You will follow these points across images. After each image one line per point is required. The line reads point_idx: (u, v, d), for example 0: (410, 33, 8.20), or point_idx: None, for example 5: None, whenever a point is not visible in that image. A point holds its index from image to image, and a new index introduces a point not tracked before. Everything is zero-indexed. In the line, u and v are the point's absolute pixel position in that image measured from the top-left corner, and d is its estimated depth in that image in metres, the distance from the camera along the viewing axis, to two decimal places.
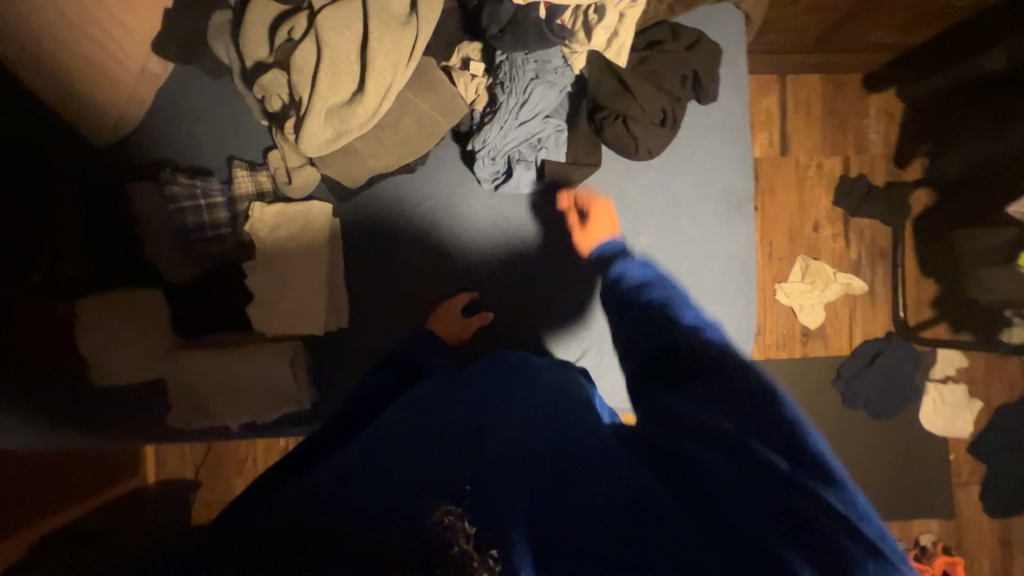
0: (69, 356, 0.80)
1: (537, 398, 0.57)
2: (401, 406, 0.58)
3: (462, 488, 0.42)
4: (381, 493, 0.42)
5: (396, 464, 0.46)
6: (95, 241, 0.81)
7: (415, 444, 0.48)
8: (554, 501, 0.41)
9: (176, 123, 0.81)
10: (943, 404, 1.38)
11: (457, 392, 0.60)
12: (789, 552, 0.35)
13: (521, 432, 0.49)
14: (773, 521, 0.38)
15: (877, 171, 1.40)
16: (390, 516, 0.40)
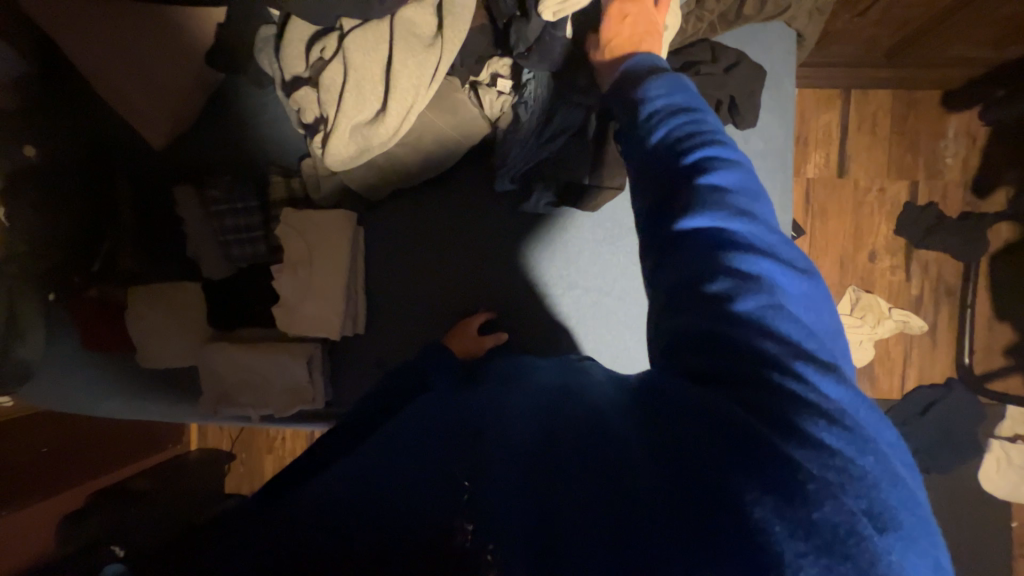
0: (119, 339, 0.88)
1: (534, 395, 0.56)
2: (400, 424, 0.59)
3: (461, 489, 0.45)
4: (380, 491, 0.47)
5: (398, 465, 0.50)
6: (147, 235, 0.88)
7: (429, 444, 0.54)
8: (535, 485, 0.42)
9: (224, 129, 0.87)
10: (1009, 465, 1.23)
11: (454, 407, 0.60)
12: (759, 507, 0.32)
13: (520, 419, 0.50)
14: (759, 478, 0.33)
15: (951, 200, 1.26)
16: (389, 513, 0.44)
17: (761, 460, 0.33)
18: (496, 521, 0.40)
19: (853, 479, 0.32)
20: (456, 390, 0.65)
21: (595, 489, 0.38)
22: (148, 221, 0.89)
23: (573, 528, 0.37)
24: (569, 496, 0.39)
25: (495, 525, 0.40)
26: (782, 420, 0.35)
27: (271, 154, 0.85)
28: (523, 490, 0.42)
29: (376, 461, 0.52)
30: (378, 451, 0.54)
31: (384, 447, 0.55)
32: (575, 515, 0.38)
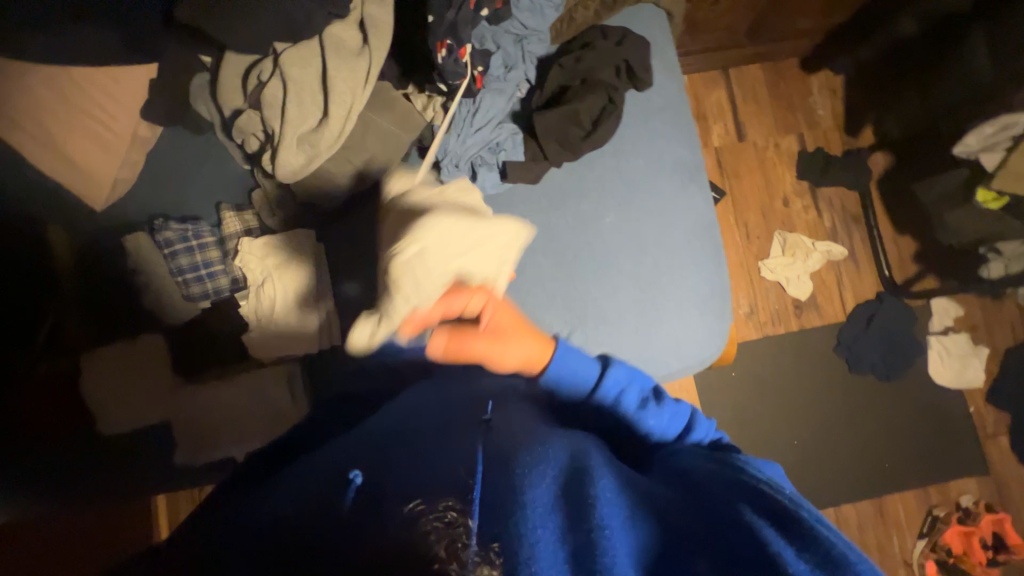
0: (72, 412, 0.82)
1: (528, 405, 0.60)
2: (382, 426, 0.57)
3: (466, 482, 0.42)
4: (384, 502, 0.42)
5: (396, 466, 0.47)
6: (96, 297, 0.85)
7: (425, 441, 0.51)
8: (576, 484, 0.43)
9: (167, 182, 0.89)
10: (949, 356, 1.37)
11: (441, 394, 0.62)
12: (781, 538, 0.40)
13: (527, 427, 0.53)
14: (775, 520, 0.43)
15: (833, 143, 1.46)
16: (379, 513, 0.41)
17: (772, 511, 0.44)
18: (525, 513, 0.38)
19: (837, 534, 0.43)
20: (434, 381, 0.67)
21: (631, 510, 0.43)
22: (94, 284, 0.85)
23: (613, 518, 0.40)
24: (604, 498, 0.42)
25: (526, 516, 0.38)
26: (773, 494, 0.47)
27: (220, 195, 0.88)
28: (556, 484, 0.43)
29: (363, 461, 0.48)
30: (357, 454, 0.51)
31: (363, 452, 0.51)
32: (619, 515, 0.41)
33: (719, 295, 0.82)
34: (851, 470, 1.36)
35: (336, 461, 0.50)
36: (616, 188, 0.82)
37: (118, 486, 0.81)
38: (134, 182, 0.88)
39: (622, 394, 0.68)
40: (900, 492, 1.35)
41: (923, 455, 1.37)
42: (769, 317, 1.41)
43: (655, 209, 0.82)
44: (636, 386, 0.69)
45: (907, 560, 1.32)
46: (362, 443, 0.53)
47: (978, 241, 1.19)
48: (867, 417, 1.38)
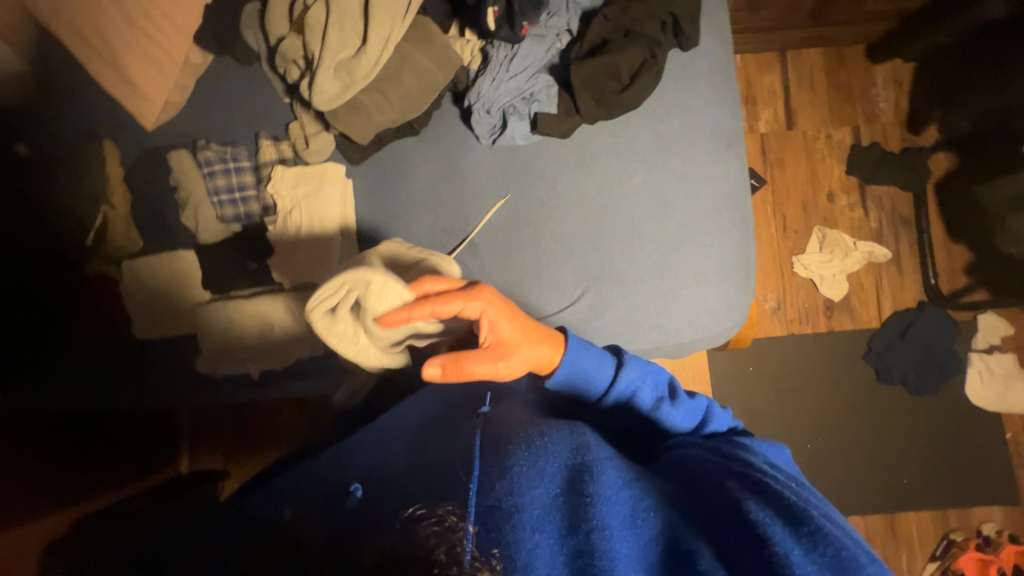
0: (108, 315, 0.89)
1: (526, 406, 0.64)
2: (396, 434, 0.63)
3: (465, 489, 0.45)
4: (382, 511, 0.46)
5: (399, 474, 0.52)
6: (140, 212, 0.91)
7: (433, 447, 0.56)
8: (572, 486, 0.46)
9: (210, 108, 0.92)
10: (990, 376, 1.28)
11: (454, 399, 0.69)
12: (782, 533, 0.42)
13: (525, 421, 0.56)
14: (776, 510, 0.45)
15: (891, 138, 1.37)
16: (378, 518, 0.45)
17: (773, 501, 0.46)
18: (523, 520, 0.42)
19: (835, 524, 0.46)
20: (450, 389, 0.72)
21: (630, 507, 0.45)
22: (139, 199, 0.91)
23: (613, 523, 0.43)
24: (602, 496, 0.45)
25: (525, 520, 0.42)
26: (772, 481, 0.49)
27: (258, 125, 0.90)
28: (555, 486, 0.46)
29: (375, 473, 0.54)
30: (375, 462, 0.57)
31: (377, 462, 0.57)
32: (618, 511, 0.44)
33: (742, 269, 0.79)
34: (865, 482, 1.31)
35: (354, 470, 0.56)
36: (647, 148, 0.80)
37: (147, 385, 0.88)
38: (182, 106, 0.91)
39: (635, 393, 0.68)
40: (915, 511, 1.29)
41: (946, 476, 1.29)
42: (797, 316, 1.36)
43: (685, 174, 0.79)
44: (648, 376, 0.69)
45: None
46: (376, 449, 0.60)
47: None
48: (889, 430, 1.31)
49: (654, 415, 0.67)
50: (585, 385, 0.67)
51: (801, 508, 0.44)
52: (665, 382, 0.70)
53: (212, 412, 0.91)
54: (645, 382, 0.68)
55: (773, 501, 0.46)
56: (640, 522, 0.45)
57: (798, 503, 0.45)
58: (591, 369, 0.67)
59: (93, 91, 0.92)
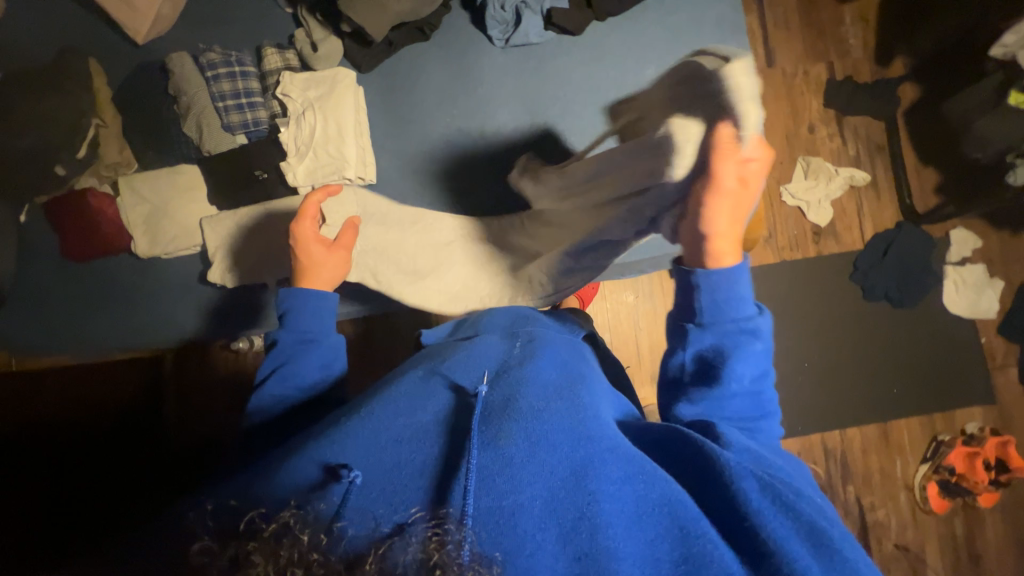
0: (106, 234, 0.84)
1: (531, 377, 0.58)
2: (379, 393, 0.57)
3: (461, 498, 0.43)
4: (363, 505, 0.43)
5: (382, 461, 0.48)
6: (138, 132, 0.87)
7: (427, 424, 0.51)
8: (576, 484, 0.45)
9: (204, 22, 0.88)
10: (964, 286, 1.38)
11: (451, 367, 0.61)
12: (797, 548, 0.44)
13: (533, 408, 0.52)
14: (797, 529, 0.45)
15: (862, 72, 1.44)
16: (358, 514, 0.42)
17: (783, 507, 0.47)
18: (523, 521, 0.42)
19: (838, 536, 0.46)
20: (433, 360, 0.64)
21: (632, 505, 0.46)
22: (135, 116, 0.87)
23: (617, 525, 0.44)
24: (607, 499, 0.45)
25: (523, 522, 0.43)
26: (783, 485, 0.49)
27: (259, 38, 0.88)
28: (556, 485, 0.45)
29: (363, 454, 0.48)
30: (359, 429, 0.51)
31: (366, 430, 0.50)
32: (623, 508, 0.45)
33: None
34: (857, 396, 1.38)
35: (340, 437, 0.50)
36: (655, 41, 0.84)
37: (155, 309, 0.88)
38: (174, 22, 0.88)
39: (745, 348, 0.56)
40: (906, 418, 1.37)
41: (930, 382, 1.38)
42: (787, 242, 1.41)
43: (694, 64, 0.83)
44: (760, 353, 0.57)
45: (907, 483, 1.34)
46: (348, 410, 0.55)
47: (1009, 148, 1.19)
48: (875, 344, 1.39)
49: (727, 382, 0.55)
50: (719, 313, 0.55)
51: (824, 531, 0.45)
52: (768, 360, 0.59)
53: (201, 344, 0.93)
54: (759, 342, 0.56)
55: (794, 524, 0.45)
56: (645, 518, 0.45)
57: (816, 524, 0.46)
58: (740, 304, 0.55)
59: (76, 8, 0.87)
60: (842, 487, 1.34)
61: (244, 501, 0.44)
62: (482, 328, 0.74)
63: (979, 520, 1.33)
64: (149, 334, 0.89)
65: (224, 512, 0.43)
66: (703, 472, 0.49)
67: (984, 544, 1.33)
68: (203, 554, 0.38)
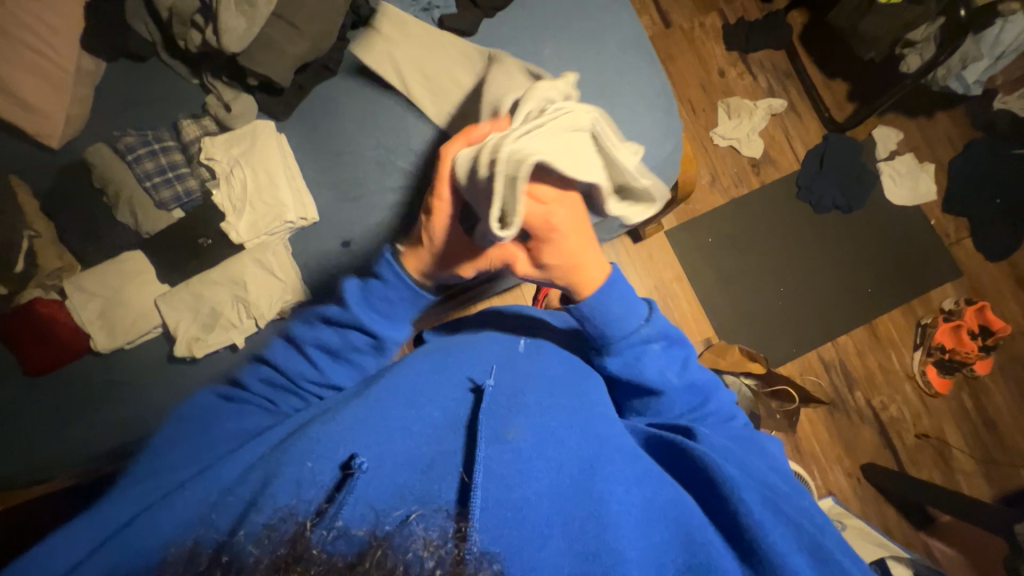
0: (55, 342, 0.82)
1: (543, 383, 0.60)
2: (389, 391, 0.55)
3: (471, 489, 0.41)
4: (378, 495, 0.40)
5: (395, 455, 0.46)
6: (71, 232, 0.86)
7: (441, 424, 0.51)
8: (585, 488, 0.46)
9: (116, 113, 0.89)
10: (900, 176, 1.45)
11: (463, 367, 0.61)
12: (790, 542, 0.45)
13: (545, 412, 0.53)
14: (792, 532, 0.47)
15: (751, 10, 1.54)
16: (370, 502, 0.39)
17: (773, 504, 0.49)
18: (531, 514, 0.42)
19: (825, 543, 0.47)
20: (439, 356, 0.65)
21: (636, 504, 0.47)
22: (63, 217, 0.86)
23: (625, 525, 0.44)
24: (615, 502, 0.46)
25: (531, 518, 0.42)
26: (773, 489, 0.52)
27: (173, 113, 0.89)
28: (564, 490, 0.46)
29: (372, 442, 0.46)
30: (371, 421, 0.49)
31: (380, 426, 0.49)
32: (629, 508, 0.46)
33: (665, 98, 0.89)
34: (837, 304, 1.42)
35: (350, 428, 0.48)
36: (548, 21, 0.89)
37: (120, 398, 0.84)
38: (86, 120, 0.89)
39: (643, 359, 0.64)
40: (887, 312, 1.42)
41: (900, 272, 1.44)
42: (732, 181, 1.47)
43: (588, 33, 0.89)
44: (664, 355, 0.66)
45: (909, 374, 1.38)
46: (356, 406, 0.53)
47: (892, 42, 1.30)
48: (837, 251, 1.45)
49: (659, 385, 0.65)
50: (613, 332, 0.63)
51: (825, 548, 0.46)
52: (680, 353, 0.68)
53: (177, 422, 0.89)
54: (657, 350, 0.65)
55: (788, 529, 0.47)
56: (647, 518, 0.46)
57: (810, 537, 0.47)
58: (620, 333, 0.64)
59: None
60: (850, 395, 1.37)
61: (242, 503, 0.40)
62: (481, 332, 0.76)
63: (983, 389, 1.38)
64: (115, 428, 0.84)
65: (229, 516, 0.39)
66: (702, 480, 0.51)
67: (995, 409, 1.37)
68: (208, 546, 0.33)
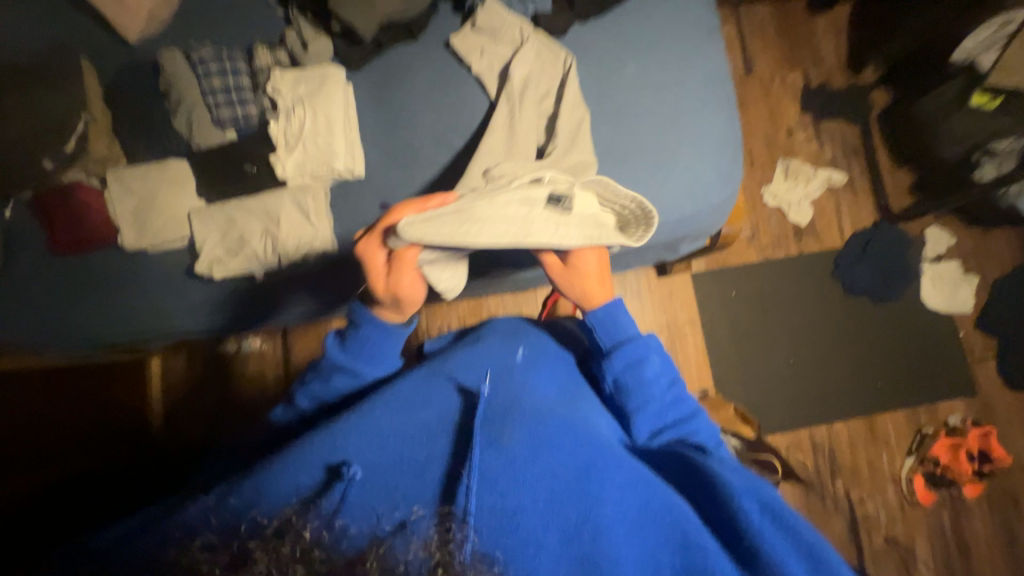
0: (85, 227, 0.83)
1: (538, 390, 0.60)
2: (387, 389, 0.58)
3: (463, 496, 0.43)
4: (369, 506, 0.43)
5: (386, 463, 0.49)
6: (127, 128, 0.88)
7: (433, 424, 0.53)
8: (579, 489, 0.47)
9: (198, 22, 0.90)
10: (941, 281, 1.42)
11: (460, 369, 0.62)
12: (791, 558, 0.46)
13: (540, 413, 0.54)
14: (795, 547, 0.47)
15: (836, 78, 1.51)
16: (361, 515, 0.41)
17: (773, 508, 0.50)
18: (525, 520, 0.43)
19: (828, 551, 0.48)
20: (435, 361, 0.65)
21: (630, 510, 0.47)
22: (124, 112, 0.88)
23: (618, 531, 0.45)
24: (608, 505, 0.46)
25: (524, 523, 0.43)
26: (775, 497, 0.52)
27: (252, 38, 0.90)
28: (559, 488, 0.46)
29: (366, 449, 0.50)
30: (358, 425, 0.52)
31: (375, 431, 0.52)
32: (624, 515, 0.47)
33: (733, 144, 0.87)
34: (842, 391, 1.39)
35: (340, 433, 0.52)
36: (637, 40, 0.88)
37: (134, 300, 0.86)
38: (168, 22, 0.90)
39: (642, 363, 0.65)
40: (890, 411, 1.39)
41: (913, 376, 1.41)
42: (771, 242, 1.44)
43: (673, 61, 0.88)
44: (660, 366, 0.66)
45: (895, 477, 1.35)
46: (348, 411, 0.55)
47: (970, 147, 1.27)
48: (857, 339, 1.42)
49: (646, 393, 0.64)
50: (613, 332, 0.67)
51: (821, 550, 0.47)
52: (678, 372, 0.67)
53: (183, 333, 0.92)
54: (656, 356, 0.66)
55: (792, 540, 0.47)
56: (640, 525, 0.47)
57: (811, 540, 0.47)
58: (625, 330, 0.67)
59: (72, 10, 0.89)
60: (832, 483, 1.35)
61: (246, 506, 0.43)
62: (484, 332, 0.74)
63: (966, 512, 1.35)
64: (128, 325, 0.87)
65: (227, 508, 0.43)
66: (703, 488, 0.52)
67: (973, 535, 1.34)
68: (204, 548, 0.36)
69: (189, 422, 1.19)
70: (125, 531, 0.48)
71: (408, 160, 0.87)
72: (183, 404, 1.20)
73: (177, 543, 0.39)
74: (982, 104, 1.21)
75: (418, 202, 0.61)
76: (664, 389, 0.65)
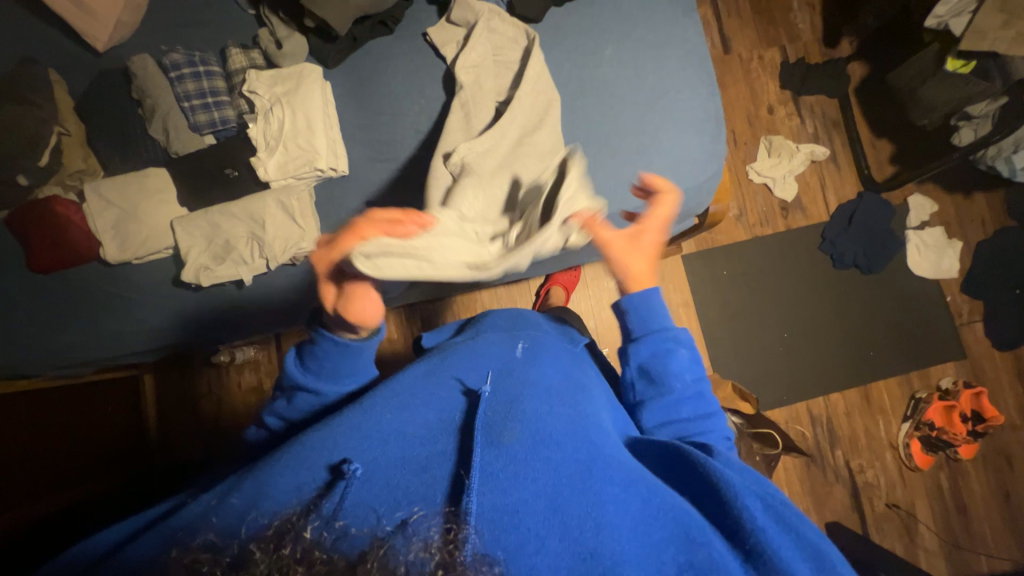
0: (63, 241, 0.81)
1: (540, 385, 0.60)
2: (387, 391, 0.57)
3: (466, 494, 0.42)
4: (372, 502, 0.43)
5: (388, 462, 0.48)
6: (101, 140, 0.86)
7: (434, 425, 0.52)
8: (582, 487, 0.47)
9: (167, 27, 0.88)
10: (926, 248, 1.44)
11: (459, 369, 0.62)
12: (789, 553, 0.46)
13: (541, 412, 0.54)
14: (791, 542, 0.47)
15: (813, 53, 1.52)
16: (363, 512, 0.41)
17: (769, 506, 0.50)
18: (528, 517, 0.43)
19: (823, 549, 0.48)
20: (433, 360, 0.65)
21: (632, 507, 0.47)
22: (98, 123, 0.86)
23: (621, 528, 0.45)
24: (611, 502, 0.46)
25: (528, 521, 0.42)
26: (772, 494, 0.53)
27: (224, 41, 0.89)
28: (562, 487, 0.46)
29: (365, 447, 0.49)
30: (359, 425, 0.52)
31: (376, 430, 0.51)
32: (627, 511, 0.46)
33: (715, 121, 0.87)
34: (836, 362, 1.41)
35: (338, 432, 0.51)
36: (613, 21, 0.88)
37: (119, 313, 0.85)
38: (136, 29, 0.88)
39: (669, 354, 0.66)
40: (883, 379, 1.41)
41: (903, 343, 1.43)
42: (758, 219, 1.45)
43: (651, 40, 0.88)
44: (687, 359, 0.67)
45: (892, 443, 1.38)
46: (349, 411, 0.54)
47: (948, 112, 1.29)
48: (848, 309, 1.44)
49: (670, 383, 0.65)
50: (647, 323, 0.67)
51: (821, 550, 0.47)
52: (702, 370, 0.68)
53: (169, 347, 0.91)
54: (683, 349, 0.67)
55: (787, 535, 0.48)
56: (644, 520, 0.46)
57: (806, 539, 0.48)
58: (658, 319, 0.67)
59: (35, 22, 0.87)
60: (831, 453, 1.37)
61: (243, 506, 0.42)
62: (483, 328, 0.74)
63: (962, 472, 1.38)
64: (115, 339, 0.85)
65: (228, 511, 0.42)
66: (702, 481, 0.52)
67: (970, 495, 1.37)
68: (204, 549, 0.35)
69: (186, 436, 1.18)
70: (120, 539, 0.47)
71: (392, 155, 0.86)
72: (179, 419, 1.18)
73: (177, 546, 0.38)
74: (954, 70, 1.20)
75: (384, 222, 0.53)
76: (688, 383, 0.66)
